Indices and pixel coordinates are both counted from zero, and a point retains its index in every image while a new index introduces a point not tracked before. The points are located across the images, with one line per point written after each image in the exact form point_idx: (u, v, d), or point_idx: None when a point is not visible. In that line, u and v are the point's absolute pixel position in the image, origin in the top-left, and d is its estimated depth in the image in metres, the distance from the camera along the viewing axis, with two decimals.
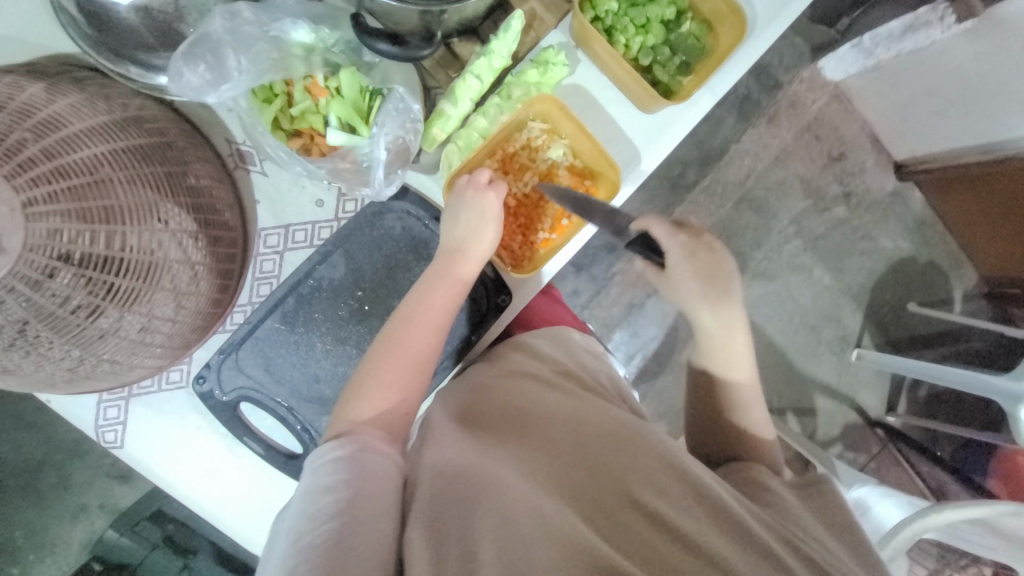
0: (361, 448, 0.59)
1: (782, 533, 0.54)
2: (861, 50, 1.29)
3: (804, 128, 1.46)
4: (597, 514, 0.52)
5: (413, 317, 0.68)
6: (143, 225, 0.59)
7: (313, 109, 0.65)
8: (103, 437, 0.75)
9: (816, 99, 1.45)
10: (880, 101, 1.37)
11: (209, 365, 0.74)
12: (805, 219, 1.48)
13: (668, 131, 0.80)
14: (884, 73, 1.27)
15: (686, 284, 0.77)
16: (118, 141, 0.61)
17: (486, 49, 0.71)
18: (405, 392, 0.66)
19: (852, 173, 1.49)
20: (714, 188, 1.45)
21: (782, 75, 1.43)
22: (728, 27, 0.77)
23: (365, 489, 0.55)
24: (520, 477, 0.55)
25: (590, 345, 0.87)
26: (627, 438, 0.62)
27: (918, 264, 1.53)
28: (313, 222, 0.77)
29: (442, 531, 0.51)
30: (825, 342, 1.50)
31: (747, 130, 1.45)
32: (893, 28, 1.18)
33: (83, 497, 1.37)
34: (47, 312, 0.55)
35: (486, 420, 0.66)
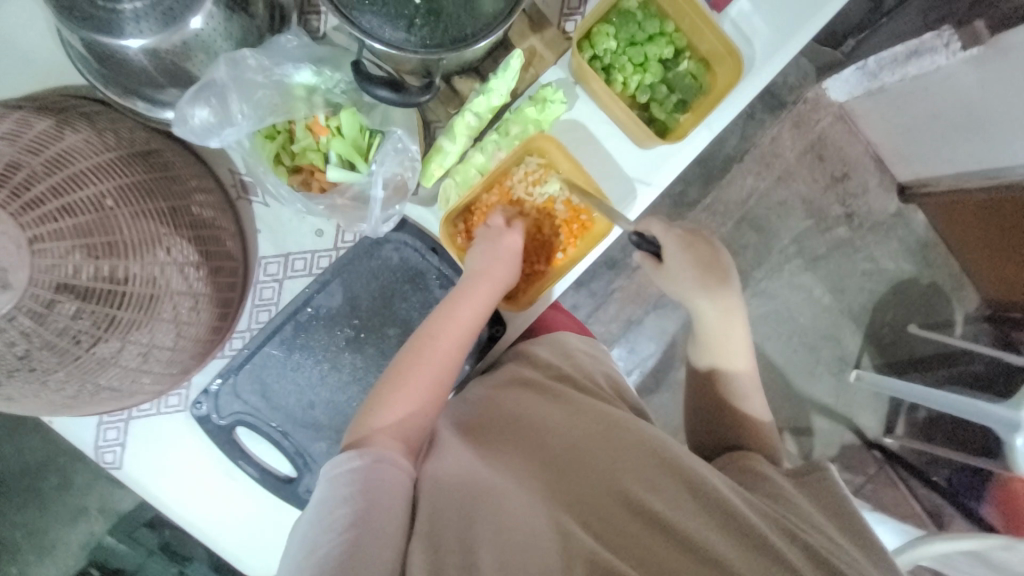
0: (375, 460, 0.58)
1: (772, 518, 0.56)
2: (865, 72, 1.28)
3: (807, 148, 1.46)
4: (588, 519, 0.54)
5: (433, 335, 0.68)
6: (146, 258, 0.61)
7: (314, 146, 0.68)
8: (103, 457, 0.77)
9: (820, 119, 1.45)
10: (884, 123, 1.37)
11: (207, 391, 0.76)
12: (805, 239, 1.49)
13: (665, 164, 0.81)
14: (889, 96, 1.27)
15: (680, 279, 0.78)
16: (123, 177, 0.62)
17: (484, 87, 0.72)
18: (424, 404, 0.65)
19: (854, 194, 1.49)
20: (715, 207, 1.46)
21: (786, 95, 1.43)
22: (725, 67, 0.78)
23: (377, 500, 0.55)
24: (516, 486, 0.57)
25: (590, 346, 0.83)
26: (622, 439, 0.62)
27: (919, 286, 1.52)
28: (313, 251, 0.79)
29: (447, 539, 0.52)
30: (823, 362, 1.50)
31: (750, 149, 1.45)
32: (897, 53, 1.19)
33: (84, 499, 1.40)
34: (49, 346, 0.56)
35: (489, 428, 0.67)
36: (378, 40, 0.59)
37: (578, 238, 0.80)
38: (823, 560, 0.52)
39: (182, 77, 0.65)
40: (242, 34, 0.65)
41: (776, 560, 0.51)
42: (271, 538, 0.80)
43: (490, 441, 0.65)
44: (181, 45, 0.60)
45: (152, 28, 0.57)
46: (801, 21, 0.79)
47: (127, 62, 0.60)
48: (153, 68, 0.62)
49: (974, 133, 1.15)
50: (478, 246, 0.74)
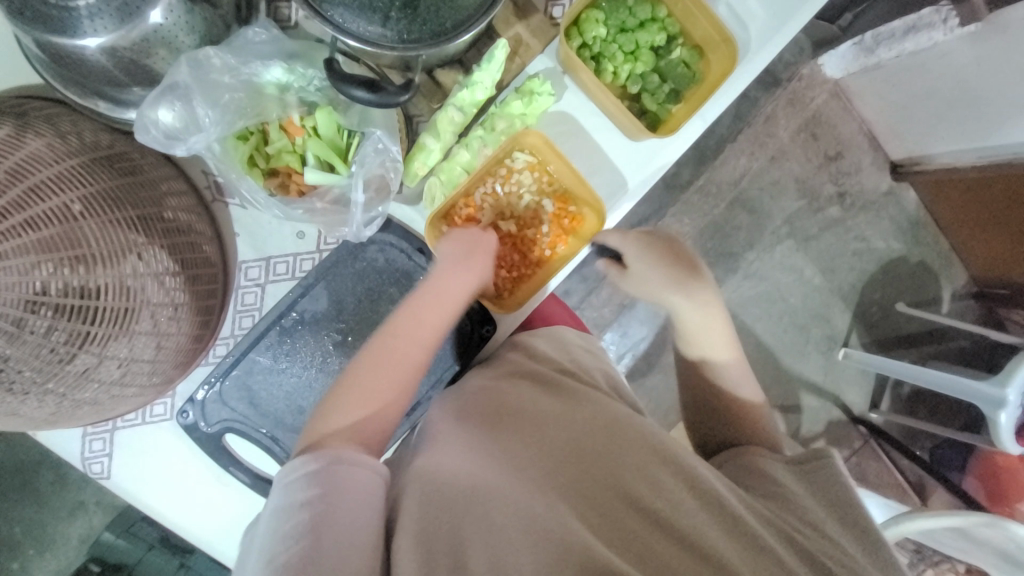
0: (332, 461, 0.55)
1: (775, 525, 0.56)
2: (862, 48, 1.25)
3: (801, 127, 1.43)
4: (591, 511, 0.53)
5: (396, 331, 0.65)
6: (117, 271, 0.58)
7: (289, 148, 0.65)
8: (90, 468, 0.76)
9: (815, 96, 1.41)
10: (878, 101, 1.34)
11: (193, 400, 0.75)
12: (797, 219, 1.47)
13: (657, 157, 0.78)
14: (884, 72, 1.24)
15: (648, 278, 0.78)
16: (89, 185, 0.59)
17: (468, 80, 0.69)
18: (385, 402, 0.63)
19: (847, 173, 1.48)
20: (708, 188, 1.43)
21: (781, 72, 1.39)
22: (718, 55, 0.75)
23: (340, 504, 0.53)
24: (513, 479, 0.55)
25: (587, 342, 0.83)
26: (622, 435, 0.62)
27: (908, 264, 1.53)
28: (296, 254, 0.77)
29: (434, 537, 0.51)
30: (812, 341, 1.51)
31: (743, 129, 1.42)
32: (895, 28, 1.14)
33: (81, 494, 1.40)
34: (21, 367, 0.53)
35: (484, 419, 0.66)
36: (357, 38, 0.55)
37: (568, 236, 0.79)
38: (820, 564, 0.53)
39: (145, 76, 0.61)
40: (206, 26, 0.60)
41: (776, 562, 0.52)
42: None
43: (489, 429, 0.64)
44: (141, 41, 0.56)
45: (108, 26, 0.53)
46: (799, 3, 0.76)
47: (84, 62, 0.57)
48: (111, 66, 0.58)
49: (970, 112, 1.13)
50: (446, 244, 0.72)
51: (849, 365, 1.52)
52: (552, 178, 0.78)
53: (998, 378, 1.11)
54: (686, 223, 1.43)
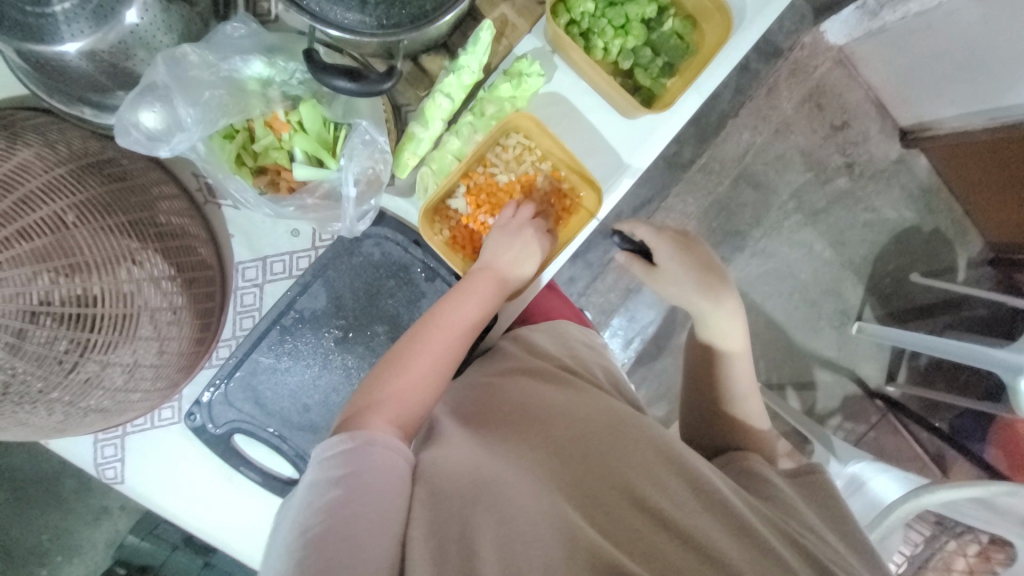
0: (368, 441, 0.56)
1: (776, 526, 0.55)
2: (866, 11, 1.22)
3: (805, 97, 1.39)
4: (596, 510, 0.53)
5: (434, 322, 0.67)
6: (114, 277, 0.58)
7: (276, 144, 0.64)
8: (104, 474, 0.76)
9: (818, 64, 1.37)
10: (884, 65, 1.30)
11: (199, 402, 0.75)
12: (805, 193, 1.44)
13: (652, 134, 0.76)
14: (890, 35, 1.20)
15: (675, 276, 0.82)
16: (78, 192, 0.59)
17: (454, 65, 0.67)
18: (422, 393, 0.64)
19: (855, 143, 1.43)
20: (711, 166, 1.40)
21: (782, 41, 1.35)
22: (713, 23, 0.72)
23: (371, 484, 0.53)
24: (519, 476, 0.55)
25: (590, 339, 0.83)
26: (627, 435, 0.62)
27: (922, 233, 1.48)
28: (291, 252, 0.76)
29: (446, 529, 0.52)
30: (825, 317, 1.49)
31: (745, 102, 1.39)
32: None
33: (105, 499, 1.43)
34: (26, 378, 0.54)
35: (494, 420, 0.65)
36: (335, 26, 0.54)
37: (568, 217, 0.77)
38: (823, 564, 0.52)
39: (126, 79, 0.60)
40: (184, 25, 0.59)
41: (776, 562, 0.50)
42: None
43: (490, 427, 0.64)
44: (118, 44, 0.55)
45: (85, 29, 0.52)
46: None
47: (64, 66, 0.56)
48: (93, 71, 0.57)
49: (979, 70, 1.09)
50: (494, 238, 0.72)
51: (863, 339, 1.49)
52: (546, 160, 0.76)
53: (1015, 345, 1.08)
54: (690, 202, 1.40)
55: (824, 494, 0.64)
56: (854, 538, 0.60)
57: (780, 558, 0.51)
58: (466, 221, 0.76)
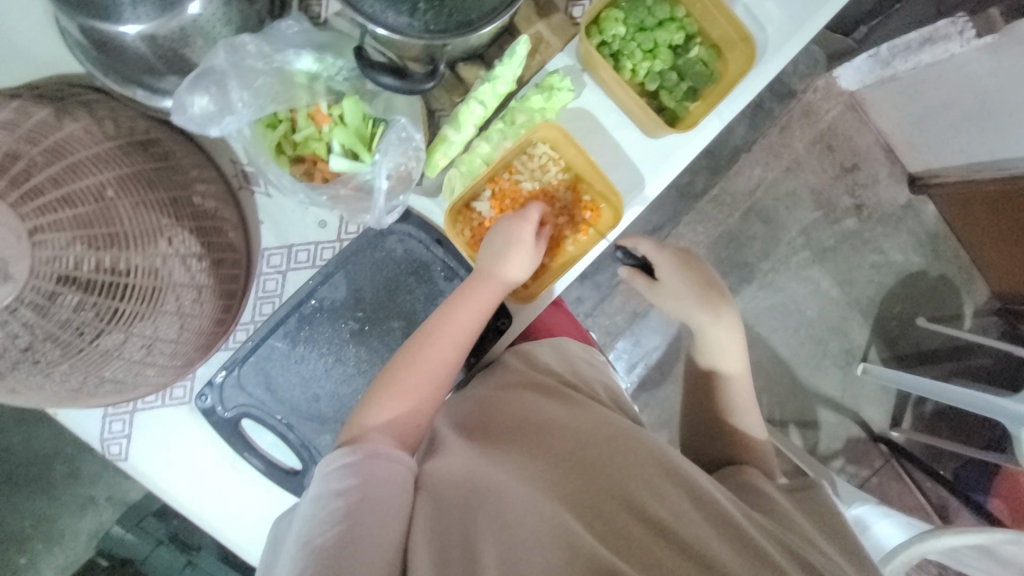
0: (370, 457, 0.60)
1: (773, 535, 0.57)
2: (878, 60, 1.27)
3: (816, 138, 1.43)
4: (591, 513, 0.55)
5: (434, 333, 0.69)
6: (149, 250, 0.60)
7: (316, 136, 0.66)
8: (108, 449, 0.75)
9: (830, 107, 1.42)
10: (894, 112, 1.34)
11: (212, 383, 0.75)
12: (813, 231, 1.46)
13: (672, 157, 0.79)
14: (902, 84, 1.24)
15: (678, 291, 0.83)
16: (123, 166, 0.62)
17: (490, 75, 0.71)
18: (418, 404, 0.67)
19: (864, 186, 1.47)
20: (722, 198, 1.43)
21: (796, 83, 1.41)
22: (737, 53, 0.76)
23: (375, 495, 0.57)
24: (518, 482, 0.58)
25: (589, 355, 0.86)
26: (625, 445, 0.64)
27: (928, 278, 1.50)
28: (316, 242, 0.77)
29: (444, 535, 0.55)
30: (830, 355, 1.49)
31: (758, 139, 1.43)
32: (910, 41, 1.17)
33: (93, 488, 1.41)
34: (52, 339, 0.55)
35: (496, 430, 0.67)
36: (385, 26, 0.57)
37: (588, 228, 0.78)
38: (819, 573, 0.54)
39: (179, 65, 0.64)
40: (241, 18, 0.63)
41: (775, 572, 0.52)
42: None
43: (492, 438, 0.66)
44: (178, 30, 0.59)
45: (148, 13, 0.56)
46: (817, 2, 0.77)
47: (124, 47, 0.59)
48: (150, 55, 0.61)
49: (987, 121, 1.12)
50: (489, 235, 0.73)
51: (868, 381, 1.48)
52: (570, 169, 0.78)
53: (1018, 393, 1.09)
54: (700, 231, 1.43)
55: (821, 511, 0.65)
56: (851, 548, 0.61)
57: (774, 562, 0.53)
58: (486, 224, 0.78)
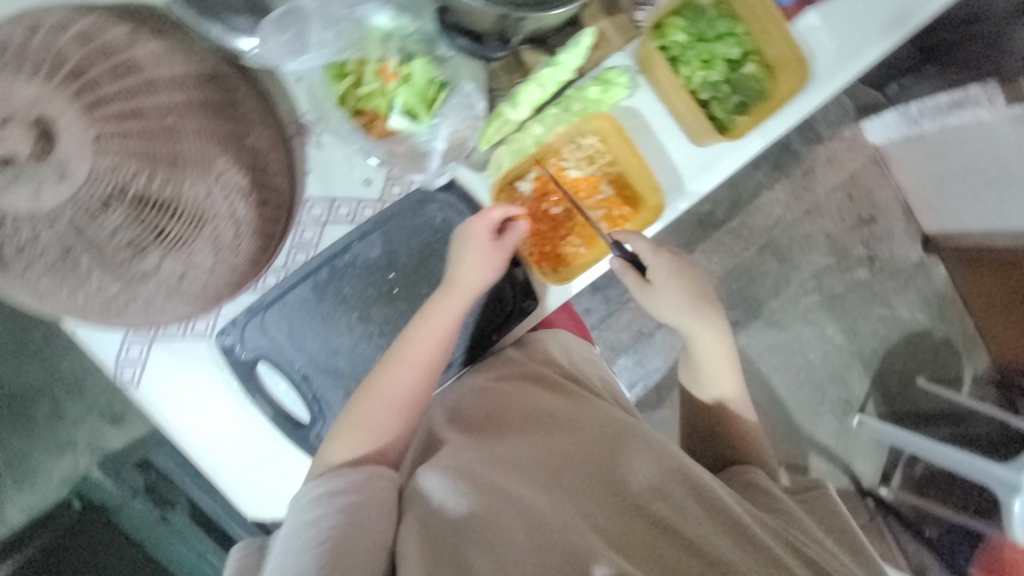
0: (338, 487, 0.61)
1: (777, 533, 0.60)
2: (907, 118, 1.25)
3: (837, 186, 1.47)
4: (592, 503, 0.58)
5: (395, 354, 0.70)
6: (203, 175, 0.62)
7: (380, 91, 0.68)
8: (121, 373, 0.75)
9: (853, 158, 1.46)
10: (915, 171, 1.37)
11: (236, 321, 0.75)
12: (825, 275, 1.48)
13: (714, 167, 0.81)
14: (926, 143, 1.26)
15: (670, 295, 0.78)
16: (189, 92, 0.64)
17: (553, 60, 0.73)
18: (388, 428, 0.68)
19: (879, 239, 1.49)
20: (740, 231, 1.45)
21: (824, 130, 1.45)
22: (789, 75, 0.79)
23: (353, 517, 0.58)
24: (514, 478, 0.60)
25: (589, 353, 0.88)
26: (625, 440, 0.66)
27: (932, 339, 1.52)
28: (358, 199, 0.78)
29: (435, 532, 0.56)
30: (828, 402, 1.49)
31: (781, 179, 1.46)
32: (940, 102, 1.13)
33: (74, 433, 1.39)
34: (96, 243, 0.58)
35: (496, 427, 0.70)
36: None
37: (625, 222, 0.80)
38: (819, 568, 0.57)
39: None
40: None
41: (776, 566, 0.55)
42: (279, 479, 0.80)
43: (491, 433, 0.69)
44: None
45: None
46: (863, 42, 0.82)
47: None
48: None
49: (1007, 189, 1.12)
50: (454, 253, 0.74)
51: (863, 432, 1.48)
52: (614, 162, 0.80)
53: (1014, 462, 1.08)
54: (714, 261, 1.44)
55: (824, 511, 0.68)
56: (860, 551, 0.65)
57: (783, 564, 0.55)
58: (530, 205, 0.80)
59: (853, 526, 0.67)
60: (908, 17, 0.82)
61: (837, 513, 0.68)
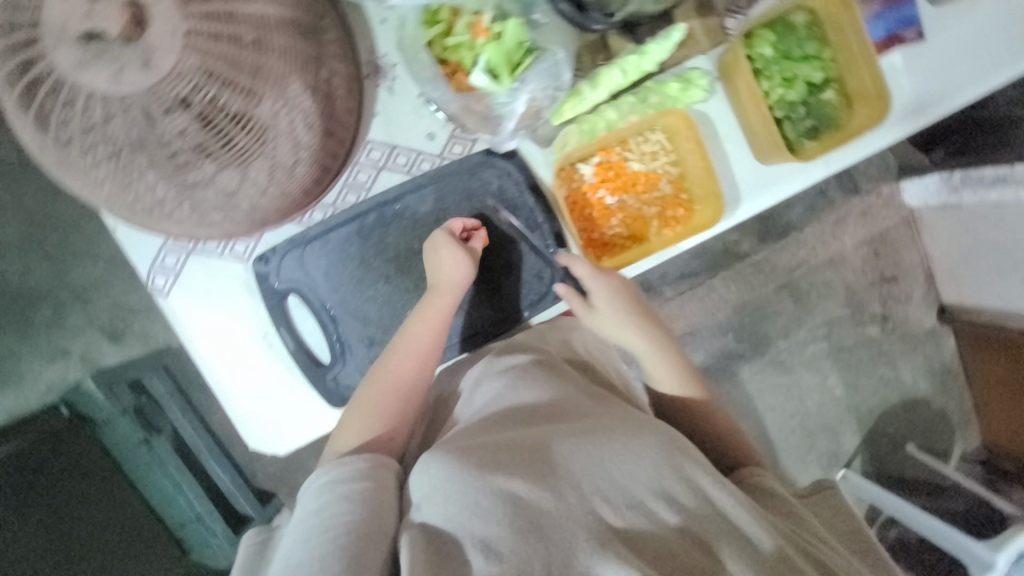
0: (344, 476, 0.60)
1: (797, 543, 0.56)
2: (948, 185, 1.19)
3: (867, 241, 1.35)
4: (599, 495, 0.54)
5: (395, 346, 0.71)
6: (279, 91, 0.60)
7: (468, 45, 0.67)
8: (153, 280, 0.76)
9: (887, 217, 1.35)
10: (948, 242, 1.26)
11: (275, 249, 0.75)
12: (836, 326, 1.39)
13: (775, 187, 0.81)
14: (964, 214, 1.18)
15: (610, 318, 0.77)
16: (285, 7, 0.61)
17: (640, 48, 0.72)
18: (392, 417, 0.69)
19: (897, 300, 1.39)
20: (763, 266, 1.34)
21: (863, 182, 1.34)
22: (866, 108, 0.78)
23: (362, 505, 0.58)
24: (523, 464, 0.56)
25: (603, 343, 0.85)
26: (640, 433, 0.61)
27: (928, 409, 1.43)
28: (418, 151, 0.77)
29: (435, 518, 0.55)
30: (815, 453, 1.41)
31: (812, 223, 1.34)
32: (985, 175, 1.07)
33: (69, 342, 1.22)
34: (152, 140, 0.57)
35: (507, 420, 0.65)
36: None
37: (677, 224, 0.80)
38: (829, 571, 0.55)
39: None
40: None
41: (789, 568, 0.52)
42: (286, 414, 0.80)
43: (501, 421, 0.65)
44: None
45: None
46: (942, 93, 0.82)
47: None
48: None
49: None
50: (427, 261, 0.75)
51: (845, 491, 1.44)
52: (674, 161, 0.79)
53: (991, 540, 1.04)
54: (732, 291, 1.33)
55: (831, 511, 0.67)
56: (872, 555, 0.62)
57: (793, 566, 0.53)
58: (586, 189, 0.80)
59: (862, 525, 0.66)
60: (943, 99, 0.82)
61: (846, 512, 0.67)
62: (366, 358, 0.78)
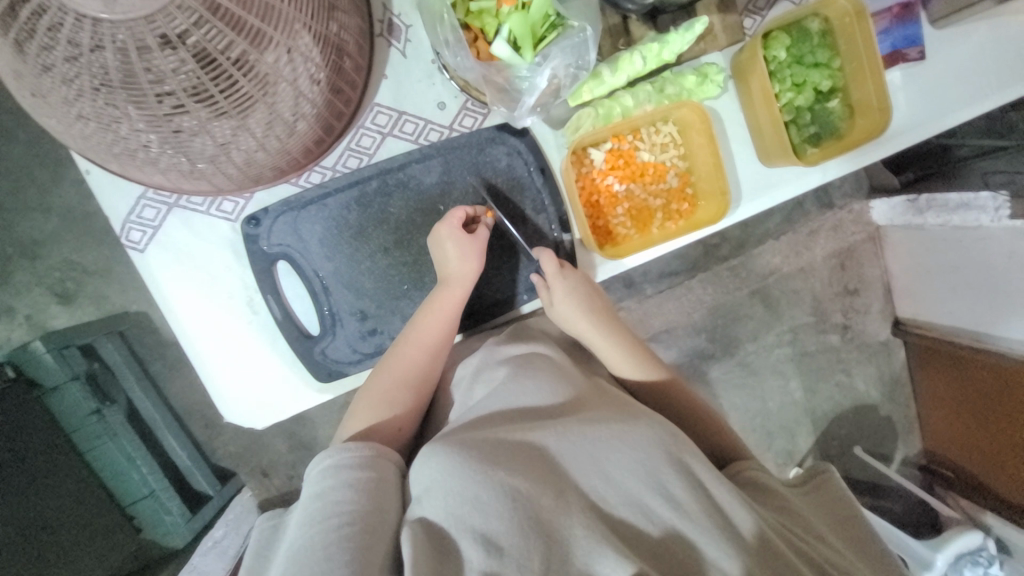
0: (349, 463, 0.56)
1: (786, 536, 0.55)
2: (913, 206, 1.20)
3: (835, 253, 1.33)
4: (595, 493, 0.53)
5: (404, 339, 0.69)
6: (290, 38, 0.55)
7: (493, 13, 0.65)
8: (128, 234, 0.71)
9: (856, 232, 1.32)
10: (906, 257, 1.26)
11: (268, 210, 0.71)
12: (801, 333, 1.36)
13: (777, 189, 0.83)
14: (924, 235, 1.19)
15: (570, 318, 0.73)
16: None
17: (661, 37, 0.71)
18: (398, 407, 0.66)
19: (858, 312, 1.36)
20: (739, 270, 1.31)
21: (837, 197, 1.32)
22: (867, 120, 0.81)
23: (371, 494, 0.54)
24: (524, 459, 0.53)
25: None
26: (633, 422, 0.58)
27: (877, 415, 1.40)
28: (426, 120, 0.75)
29: (435, 508, 0.50)
30: (772, 452, 1.37)
31: (788, 232, 1.31)
32: (948, 200, 1.09)
33: (14, 299, 1.11)
34: (138, 76, 0.50)
35: (505, 416, 0.60)
36: None
37: (681, 218, 0.81)
38: (821, 567, 0.54)
39: None
40: None
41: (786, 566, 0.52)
42: (266, 384, 0.75)
43: (495, 416, 0.60)
44: None
45: None
46: (931, 115, 0.85)
47: None
48: None
49: (982, 295, 1.06)
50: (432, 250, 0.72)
51: None
52: (680, 154, 0.80)
53: (933, 542, 1.12)
54: (708, 290, 1.30)
55: (830, 498, 0.65)
56: (863, 542, 0.61)
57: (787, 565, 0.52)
58: (595, 175, 0.78)
59: (860, 512, 0.64)
60: (933, 120, 0.85)
61: (843, 497, 0.65)
62: (357, 333, 0.75)
